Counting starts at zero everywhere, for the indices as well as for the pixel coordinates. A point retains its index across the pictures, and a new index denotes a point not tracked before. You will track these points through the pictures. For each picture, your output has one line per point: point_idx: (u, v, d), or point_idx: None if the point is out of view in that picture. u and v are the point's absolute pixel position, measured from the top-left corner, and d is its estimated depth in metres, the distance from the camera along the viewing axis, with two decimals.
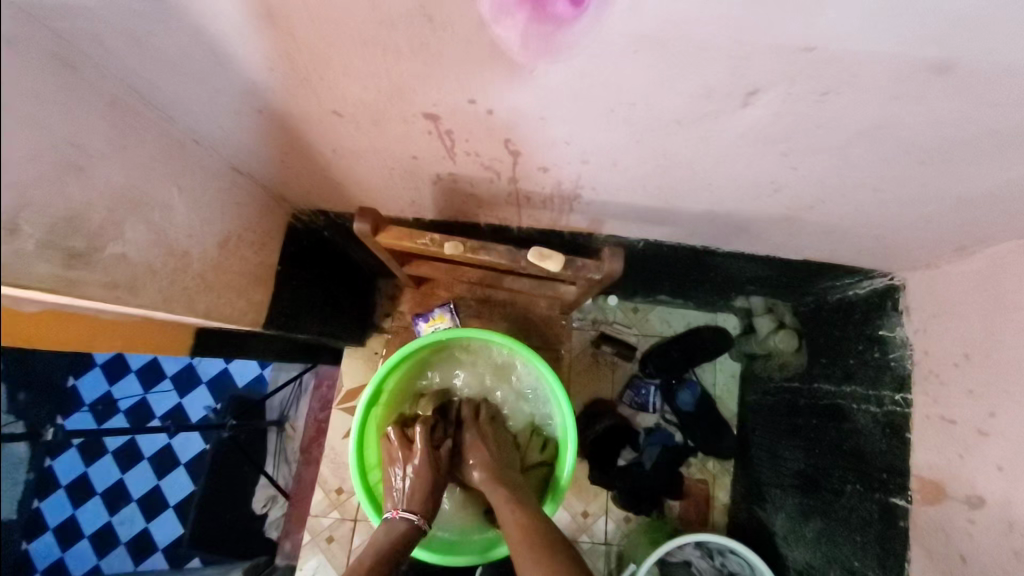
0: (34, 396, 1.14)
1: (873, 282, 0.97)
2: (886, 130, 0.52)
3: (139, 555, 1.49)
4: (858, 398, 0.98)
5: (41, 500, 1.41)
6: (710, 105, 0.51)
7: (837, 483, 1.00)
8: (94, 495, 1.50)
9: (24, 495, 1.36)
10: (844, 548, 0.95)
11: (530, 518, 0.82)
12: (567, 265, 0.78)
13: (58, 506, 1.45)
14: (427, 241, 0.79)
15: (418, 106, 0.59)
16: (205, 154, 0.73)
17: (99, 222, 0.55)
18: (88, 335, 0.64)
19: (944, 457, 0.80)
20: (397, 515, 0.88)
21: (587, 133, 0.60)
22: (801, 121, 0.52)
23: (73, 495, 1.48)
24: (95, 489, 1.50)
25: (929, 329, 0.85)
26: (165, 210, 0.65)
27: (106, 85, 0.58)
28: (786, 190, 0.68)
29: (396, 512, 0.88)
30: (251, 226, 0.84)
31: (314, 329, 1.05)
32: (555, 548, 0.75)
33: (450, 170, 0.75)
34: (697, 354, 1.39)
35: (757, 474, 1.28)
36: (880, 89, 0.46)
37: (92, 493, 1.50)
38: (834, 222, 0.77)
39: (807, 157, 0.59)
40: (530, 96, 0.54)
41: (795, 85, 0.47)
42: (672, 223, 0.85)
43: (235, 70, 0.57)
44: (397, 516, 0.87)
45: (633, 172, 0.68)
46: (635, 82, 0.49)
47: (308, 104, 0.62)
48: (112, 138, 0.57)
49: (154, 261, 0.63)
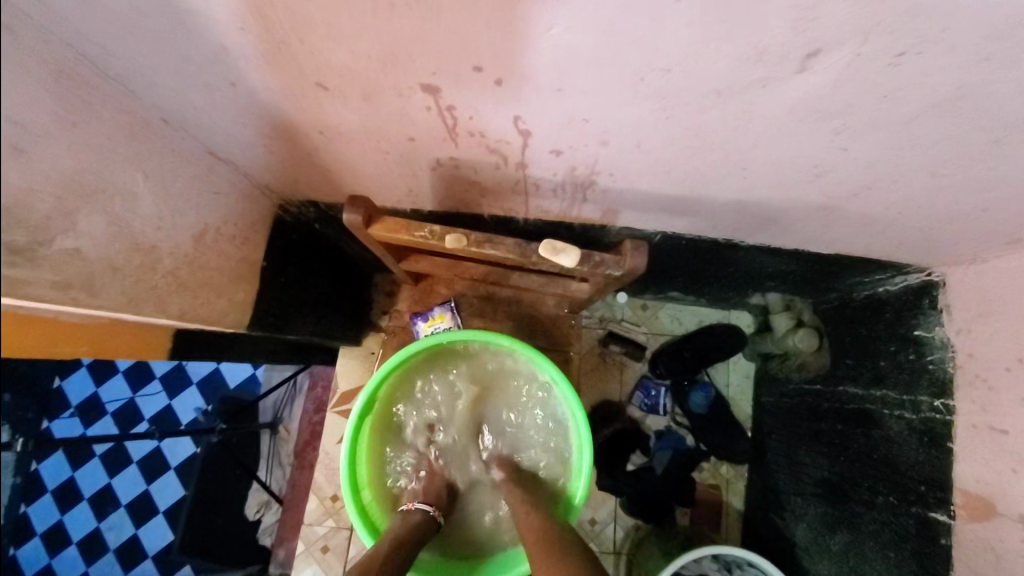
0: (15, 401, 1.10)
1: (907, 278, 0.90)
2: (964, 101, 0.45)
3: (128, 563, 1.41)
4: (891, 403, 0.91)
5: (27, 506, 1.38)
6: (760, 70, 0.44)
7: (867, 494, 0.93)
8: (82, 501, 1.43)
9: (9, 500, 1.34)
10: (875, 564, 0.89)
11: (545, 520, 0.77)
12: (583, 261, 0.70)
13: (44, 512, 1.40)
14: (426, 233, 0.71)
15: (415, 76, 0.51)
16: (176, 136, 0.66)
17: (47, 211, 0.48)
18: (44, 343, 0.57)
19: (994, 470, 0.73)
20: (412, 509, 0.85)
21: (609, 108, 0.52)
22: (863, 90, 0.45)
23: (60, 501, 1.42)
24: (83, 494, 1.43)
25: (974, 330, 0.78)
26: (128, 198, 0.57)
27: (54, 52, 0.50)
28: (830, 174, 0.60)
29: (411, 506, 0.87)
30: (232, 218, 0.77)
31: (305, 330, 0.97)
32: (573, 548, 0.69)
33: (451, 154, 0.67)
34: (711, 354, 1.31)
35: (774, 481, 1.21)
36: (969, 46, 0.38)
37: (79, 499, 1.43)
38: (877, 212, 0.69)
39: (862, 135, 0.52)
40: (547, 60, 0.46)
41: (868, 43, 0.39)
42: (695, 213, 0.77)
43: (204, 33, 0.49)
44: (412, 509, 0.85)
45: (658, 154, 0.61)
46: (672, 43, 0.42)
47: (289, 75, 0.54)
48: (59, 115, 0.50)
49: (115, 257, 0.56)
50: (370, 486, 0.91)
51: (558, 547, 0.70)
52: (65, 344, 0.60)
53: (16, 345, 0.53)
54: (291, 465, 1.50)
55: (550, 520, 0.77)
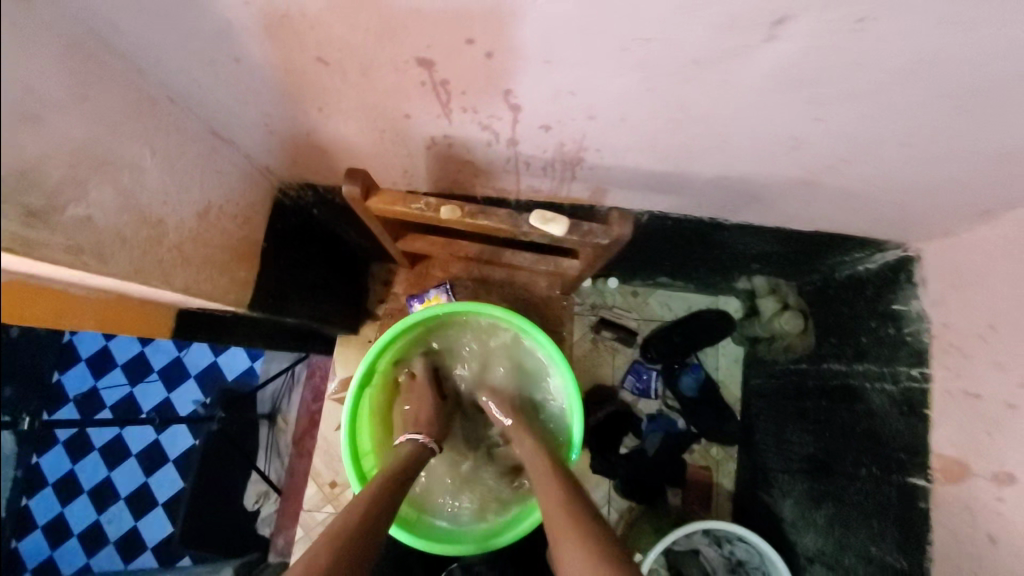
0: None
1: (886, 256, 0.93)
2: (924, 66, 0.49)
3: (127, 554, 1.48)
4: (872, 375, 0.94)
5: (29, 500, 1.52)
6: (734, 40, 0.47)
7: (851, 466, 0.95)
8: (83, 493, 1.52)
9: (12, 492, 1.51)
10: (858, 533, 0.92)
11: (548, 471, 0.81)
12: (572, 230, 0.73)
13: (47, 505, 1.52)
14: (422, 205, 0.74)
15: (410, 50, 0.54)
16: (181, 114, 0.68)
17: (60, 176, 0.50)
18: (50, 313, 0.60)
19: (968, 435, 0.75)
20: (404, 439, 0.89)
21: (594, 81, 0.55)
22: (831, 58, 0.48)
23: (60, 494, 1.52)
24: (84, 487, 1.52)
25: (948, 301, 0.81)
26: (135, 171, 0.60)
27: (67, 26, 0.53)
28: (806, 147, 0.64)
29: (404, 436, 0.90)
30: (234, 198, 0.79)
31: (304, 312, 1.00)
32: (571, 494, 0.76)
33: (446, 131, 0.70)
34: (700, 338, 1.33)
35: (762, 460, 1.24)
36: (923, 14, 0.43)
37: (80, 491, 1.52)
38: (852, 187, 0.73)
39: (833, 105, 0.55)
40: (533, 33, 0.49)
41: (829, 10, 0.43)
42: (680, 191, 0.81)
43: (210, 6, 0.52)
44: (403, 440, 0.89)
45: (643, 129, 0.64)
46: (650, 12, 0.45)
47: (292, 51, 0.57)
48: (73, 87, 0.52)
49: (123, 227, 0.58)
50: (373, 454, 0.94)
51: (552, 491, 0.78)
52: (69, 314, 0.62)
53: (23, 314, 0.56)
54: (290, 454, 1.46)
55: (551, 465, 0.83)
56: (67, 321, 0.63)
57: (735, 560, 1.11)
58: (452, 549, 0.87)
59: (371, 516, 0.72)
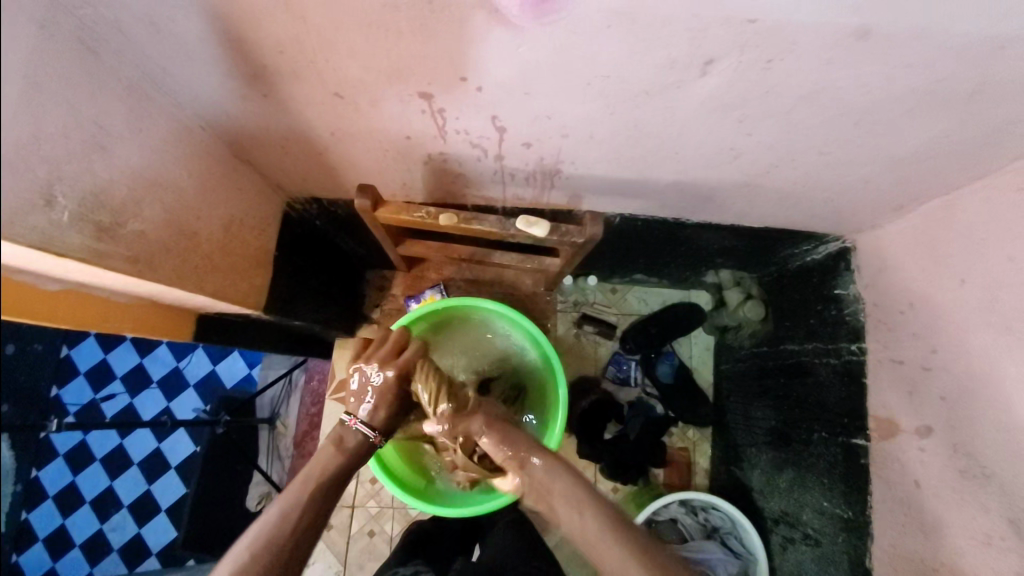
0: (29, 398, 1.02)
1: (828, 246, 1.06)
2: (825, 91, 0.62)
3: (132, 561, 1.48)
4: (819, 352, 1.06)
5: (29, 512, 1.45)
6: (673, 75, 0.60)
7: (805, 433, 1.08)
8: (83, 504, 1.51)
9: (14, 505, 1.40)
10: (814, 492, 1.04)
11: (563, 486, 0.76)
12: (552, 230, 0.85)
13: (47, 517, 1.47)
14: (423, 214, 0.85)
15: (415, 86, 0.65)
16: (210, 140, 0.78)
17: (123, 198, 0.60)
18: (99, 318, 0.68)
19: (897, 396, 0.87)
20: (354, 424, 0.87)
21: (566, 107, 0.67)
22: (753, 87, 0.61)
23: (61, 505, 1.50)
24: (84, 497, 1.51)
25: (876, 284, 0.93)
26: (177, 191, 0.69)
27: (125, 72, 0.63)
28: (743, 156, 0.77)
29: (354, 422, 0.87)
30: (251, 212, 0.89)
31: (309, 315, 1.09)
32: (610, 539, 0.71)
33: (441, 149, 0.81)
34: (674, 328, 1.44)
35: (733, 438, 1.35)
36: (817, 55, 0.56)
37: (80, 502, 1.51)
38: (789, 187, 0.86)
39: (759, 122, 0.68)
40: (514, 69, 0.60)
41: (744, 54, 0.56)
42: (643, 196, 0.93)
43: (249, 54, 0.62)
44: (354, 424, 0.87)
45: (608, 144, 0.76)
46: (608, 57, 0.57)
47: (311, 87, 0.68)
48: (130, 121, 0.62)
49: (167, 239, 0.67)
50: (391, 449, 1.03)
51: (583, 505, 0.74)
52: (114, 318, 0.70)
53: (74, 320, 0.65)
54: (290, 456, 1.49)
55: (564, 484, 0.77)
56: (114, 327, 0.70)
57: (710, 527, 1.23)
58: (466, 509, 0.98)
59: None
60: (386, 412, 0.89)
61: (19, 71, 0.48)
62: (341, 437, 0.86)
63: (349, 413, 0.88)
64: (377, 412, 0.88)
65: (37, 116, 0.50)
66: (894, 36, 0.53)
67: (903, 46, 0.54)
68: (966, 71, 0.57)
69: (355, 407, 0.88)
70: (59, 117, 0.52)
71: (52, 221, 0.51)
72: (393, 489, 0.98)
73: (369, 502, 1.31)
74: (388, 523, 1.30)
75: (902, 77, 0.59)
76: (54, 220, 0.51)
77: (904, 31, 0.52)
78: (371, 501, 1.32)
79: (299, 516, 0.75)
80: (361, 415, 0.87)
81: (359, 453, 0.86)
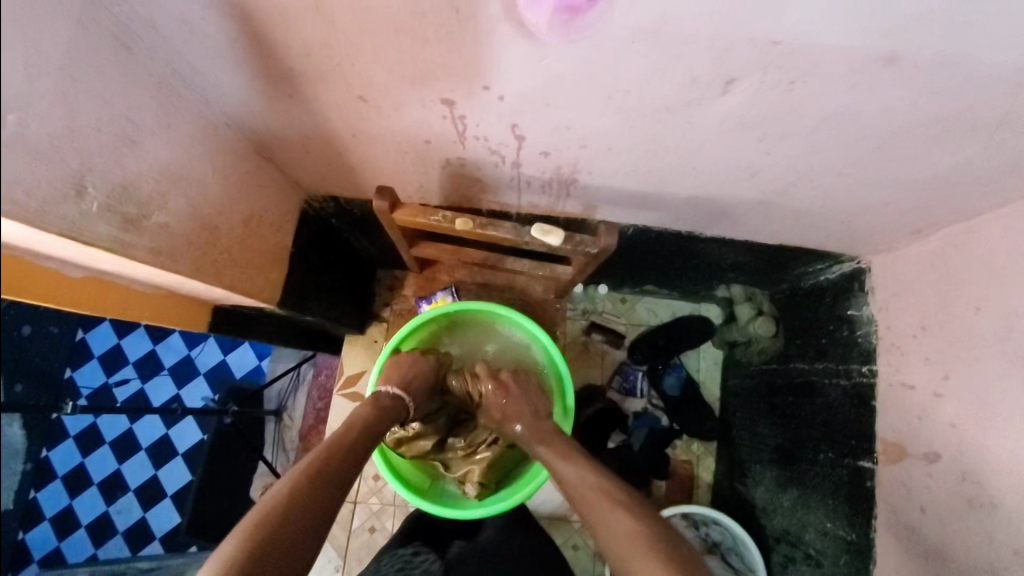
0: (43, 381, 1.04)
1: (843, 266, 1.05)
2: (847, 114, 0.62)
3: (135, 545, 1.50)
4: (829, 372, 1.06)
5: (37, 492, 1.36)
6: (694, 92, 0.60)
7: (812, 453, 1.07)
8: None
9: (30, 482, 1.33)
10: (818, 512, 1.03)
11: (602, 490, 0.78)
12: (567, 240, 0.86)
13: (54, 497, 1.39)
14: (439, 218, 0.86)
15: (438, 92, 0.66)
16: (234, 137, 0.79)
17: (149, 191, 0.61)
18: (119, 306, 0.69)
19: (906, 420, 0.86)
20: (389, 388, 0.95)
21: (587, 119, 0.68)
22: (774, 108, 0.62)
23: None
24: None
25: (890, 307, 0.93)
26: (201, 186, 0.70)
27: (156, 68, 0.64)
28: (760, 174, 0.77)
29: (389, 388, 0.95)
30: (270, 208, 0.90)
31: (321, 312, 1.10)
32: (627, 515, 0.73)
33: (459, 154, 0.82)
34: (683, 340, 1.43)
35: (738, 453, 1.34)
36: (840, 78, 0.56)
37: None
38: (806, 206, 0.86)
39: (778, 142, 0.68)
40: (537, 81, 0.61)
41: (767, 74, 0.56)
42: (659, 208, 0.93)
43: (278, 56, 0.64)
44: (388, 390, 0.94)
45: (626, 157, 0.76)
46: (631, 72, 0.58)
47: (336, 89, 0.69)
48: (160, 116, 0.64)
49: (190, 232, 0.68)
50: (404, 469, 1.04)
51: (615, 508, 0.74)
52: (132, 306, 0.71)
53: (95, 306, 0.66)
54: (295, 449, 1.51)
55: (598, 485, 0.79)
56: (133, 314, 0.72)
57: (711, 542, 1.22)
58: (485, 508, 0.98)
59: (278, 555, 0.62)
60: (419, 385, 0.99)
61: (55, 63, 0.49)
62: (376, 397, 0.93)
63: (384, 382, 0.97)
64: (411, 383, 0.97)
65: (72, 107, 0.51)
66: (919, 64, 0.53)
67: (928, 74, 0.54)
68: (990, 100, 0.57)
69: (391, 378, 0.97)
70: (93, 109, 0.54)
71: (81, 211, 0.52)
72: (404, 493, 0.98)
73: (371, 498, 1.32)
74: (389, 520, 1.31)
75: (924, 104, 0.59)
76: (84, 210, 0.53)
77: (929, 59, 0.52)
78: (373, 498, 1.32)
79: (327, 487, 0.72)
80: (395, 381, 0.96)
81: (390, 412, 0.92)
